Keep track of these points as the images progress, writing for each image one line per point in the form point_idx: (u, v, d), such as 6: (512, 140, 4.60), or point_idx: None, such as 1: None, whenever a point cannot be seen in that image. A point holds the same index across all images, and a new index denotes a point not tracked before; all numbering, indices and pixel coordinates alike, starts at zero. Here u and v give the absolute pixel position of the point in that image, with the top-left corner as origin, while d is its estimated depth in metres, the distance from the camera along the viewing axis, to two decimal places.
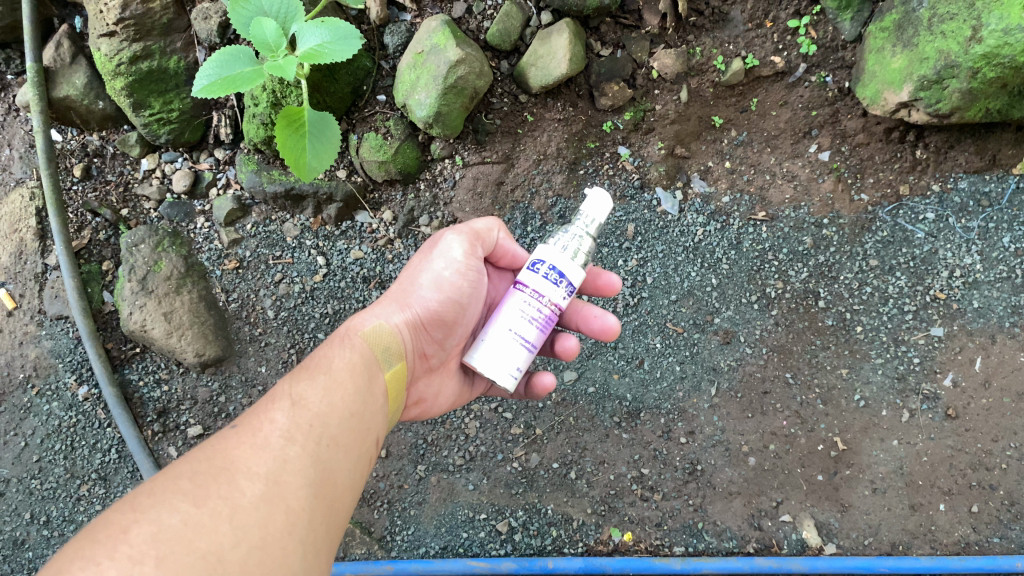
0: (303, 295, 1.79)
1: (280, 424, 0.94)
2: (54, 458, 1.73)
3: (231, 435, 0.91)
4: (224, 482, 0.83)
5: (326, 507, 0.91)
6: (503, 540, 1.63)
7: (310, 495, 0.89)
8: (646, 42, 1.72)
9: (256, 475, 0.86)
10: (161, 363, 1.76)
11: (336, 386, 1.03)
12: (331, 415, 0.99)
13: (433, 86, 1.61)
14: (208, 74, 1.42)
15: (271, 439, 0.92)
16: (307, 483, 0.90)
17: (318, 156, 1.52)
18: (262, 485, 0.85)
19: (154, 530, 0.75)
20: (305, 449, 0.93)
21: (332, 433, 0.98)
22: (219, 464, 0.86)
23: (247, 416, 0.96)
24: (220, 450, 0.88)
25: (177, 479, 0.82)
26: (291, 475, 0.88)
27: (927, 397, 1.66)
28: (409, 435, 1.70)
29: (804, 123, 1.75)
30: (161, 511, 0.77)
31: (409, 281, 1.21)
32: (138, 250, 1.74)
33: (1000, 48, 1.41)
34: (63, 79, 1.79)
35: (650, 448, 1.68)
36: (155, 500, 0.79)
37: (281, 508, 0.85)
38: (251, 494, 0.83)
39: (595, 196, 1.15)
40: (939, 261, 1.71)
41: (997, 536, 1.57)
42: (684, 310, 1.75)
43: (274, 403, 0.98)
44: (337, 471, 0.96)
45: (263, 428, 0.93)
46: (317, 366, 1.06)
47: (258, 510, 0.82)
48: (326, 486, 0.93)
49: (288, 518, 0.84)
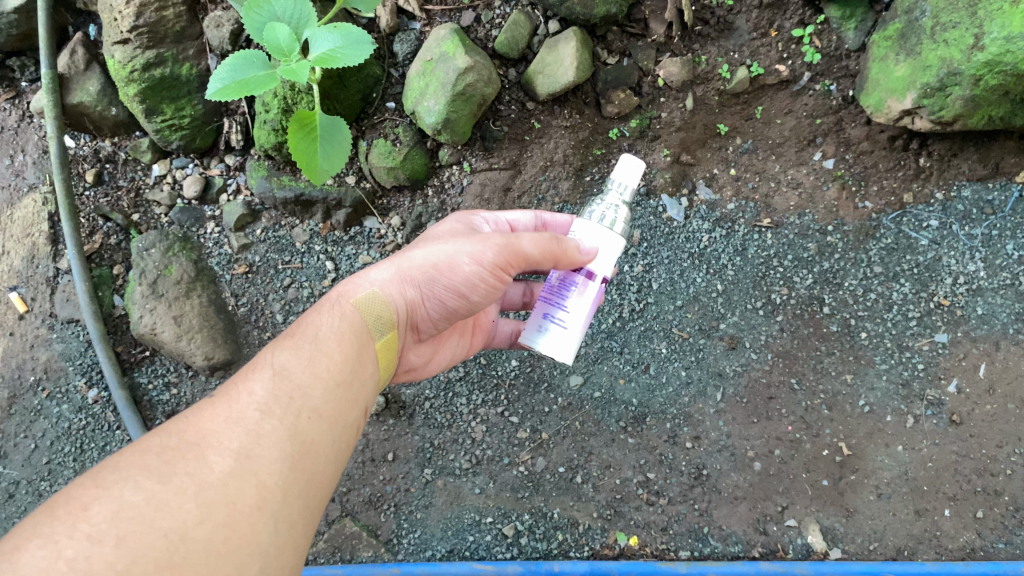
0: (312, 300, 1.80)
1: (259, 396, 0.94)
2: (63, 460, 1.74)
3: (207, 407, 0.92)
4: (193, 458, 0.84)
5: (303, 480, 0.91)
6: (509, 543, 1.64)
7: (284, 469, 0.89)
8: (653, 51, 1.74)
9: (226, 451, 0.86)
10: (170, 367, 1.78)
11: (320, 355, 1.02)
12: (314, 387, 0.99)
13: (442, 93, 1.63)
14: (221, 77, 1.45)
15: (246, 412, 0.91)
16: (282, 457, 0.89)
17: (330, 160, 1.55)
18: (231, 461, 0.85)
19: (114, 509, 0.76)
20: (281, 423, 0.92)
21: (314, 405, 0.97)
22: (189, 439, 0.86)
23: (226, 387, 0.96)
24: (194, 424, 0.89)
25: (144, 453, 0.84)
26: (263, 450, 0.88)
27: (931, 403, 1.66)
28: (416, 439, 1.73)
29: (809, 131, 1.77)
30: (124, 489, 0.78)
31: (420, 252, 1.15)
32: (150, 254, 1.76)
33: (1003, 55, 1.42)
34: (76, 85, 1.81)
35: (656, 453, 1.69)
36: (119, 476, 0.80)
37: (251, 483, 0.84)
38: (220, 471, 0.84)
39: (625, 162, 1.14)
40: (943, 267, 1.72)
41: (1003, 542, 1.56)
42: (689, 316, 1.76)
43: (257, 373, 0.98)
44: (317, 442, 0.95)
45: (241, 399, 0.93)
46: (303, 334, 1.05)
47: (226, 487, 0.83)
48: (304, 458, 0.93)
49: (258, 494, 0.84)
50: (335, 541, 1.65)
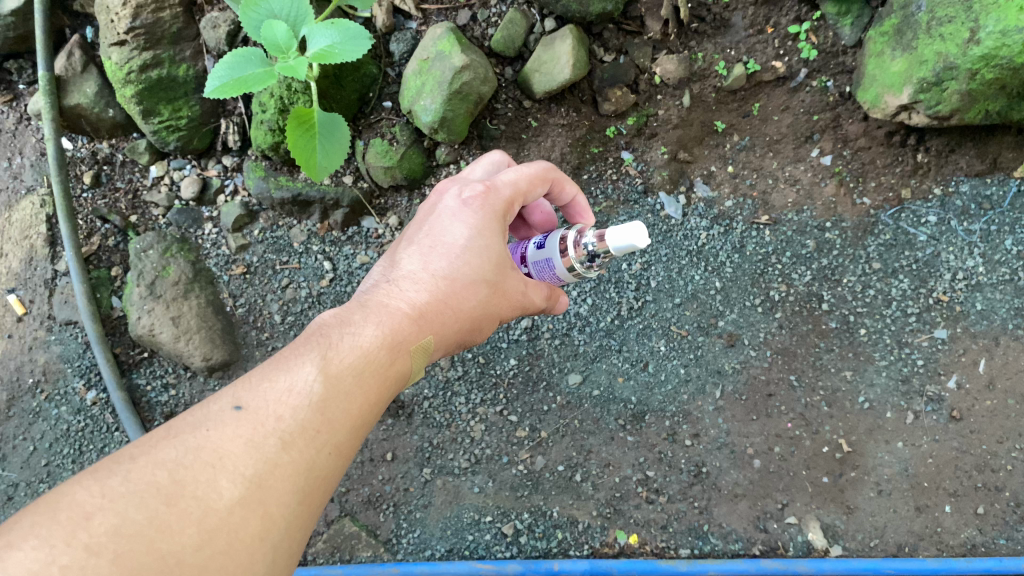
0: (310, 300, 1.81)
1: (287, 422, 0.85)
2: (63, 462, 1.74)
3: (230, 423, 0.83)
4: (205, 479, 0.76)
5: (308, 518, 0.83)
6: (509, 542, 1.63)
7: (295, 503, 0.81)
8: (649, 48, 1.74)
9: (239, 477, 0.78)
10: (168, 368, 1.77)
11: (354, 389, 0.93)
12: (342, 421, 0.90)
13: (438, 92, 1.63)
14: (220, 75, 1.45)
15: (269, 439, 0.83)
16: (296, 493, 0.81)
17: (329, 156, 1.55)
18: (242, 489, 0.77)
19: (114, 524, 0.69)
20: (302, 457, 0.83)
21: (336, 439, 0.88)
22: (205, 458, 0.78)
23: (254, 392, 0.87)
24: (214, 440, 0.80)
25: (157, 465, 0.76)
26: (277, 482, 0.80)
27: (931, 399, 1.66)
28: (415, 438, 1.73)
29: (806, 127, 1.77)
30: (128, 504, 0.71)
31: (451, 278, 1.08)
32: (147, 256, 1.76)
33: (999, 49, 1.42)
34: (74, 87, 1.81)
35: (656, 450, 1.69)
36: (126, 488, 0.72)
37: (257, 514, 0.77)
38: (228, 499, 0.76)
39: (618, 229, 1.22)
40: (941, 263, 1.72)
41: (1004, 538, 1.56)
42: (688, 314, 1.76)
43: (291, 389, 0.88)
44: (331, 479, 0.87)
45: (267, 422, 0.84)
46: (334, 348, 0.95)
47: (233, 516, 0.75)
48: (316, 493, 0.84)
49: (263, 527, 0.77)
50: (334, 541, 1.65)
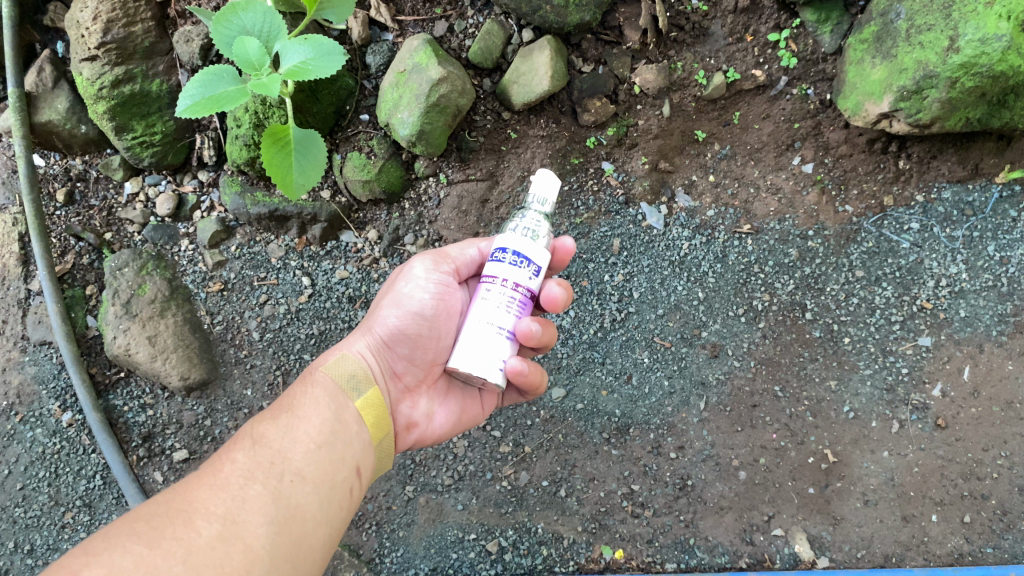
0: (289, 316, 1.78)
1: (243, 462, 0.95)
2: (38, 486, 1.71)
3: (192, 477, 0.93)
4: (181, 524, 0.84)
5: (289, 543, 0.91)
6: (493, 560, 1.61)
7: (270, 532, 0.90)
8: (628, 58, 1.73)
9: (213, 515, 0.87)
10: (146, 388, 1.74)
11: (301, 421, 1.04)
12: (294, 450, 1.00)
13: (415, 105, 1.61)
14: (192, 94, 1.43)
15: (231, 479, 0.93)
16: (268, 521, 0.90)
17: (305, 174, 1.52)
18: (218, 525, 0.86)
19: (104, 573, 0.76)
20: (266, 485, 0.93)
21: (298, 465, 0.98)
22: (177, 506, 0.87)
23: (211, 457, 0.98)
24: (180, 492, 0.89)
25: (134, 521, 0.84)
26: (249, 514, 0.89)
27: (917, 407, 1.65)
28: (397, 456, 1.69)
29: (787, 135, 1.76)
30: (114, 555, 0.78)
31: (376, 310, 1.23)
32: (122, 273, 1.73)
33: (978, 58, 1.42)
34: (45, 103, 1.78)
35: (640, 464, 1.67)
36: (108, 544, 0.80)
37: (238, 546, 0.85)
38: (206, 535, 0.84)
39: (542, 177, 1.14)
40: (924, 270, 1.71)
41: (991, 547, 1.56)
42: (671, 325, 1.75)
43: (239, 442, 1.00)
44: (306, 506, 0.96)
45: (225, 468, 0.94)
46: (283, 404, 1.08)
47: (214, 550, 0.83)
48: (292, 521, 0.93)
49: (245, 557, 0.85)
50: None
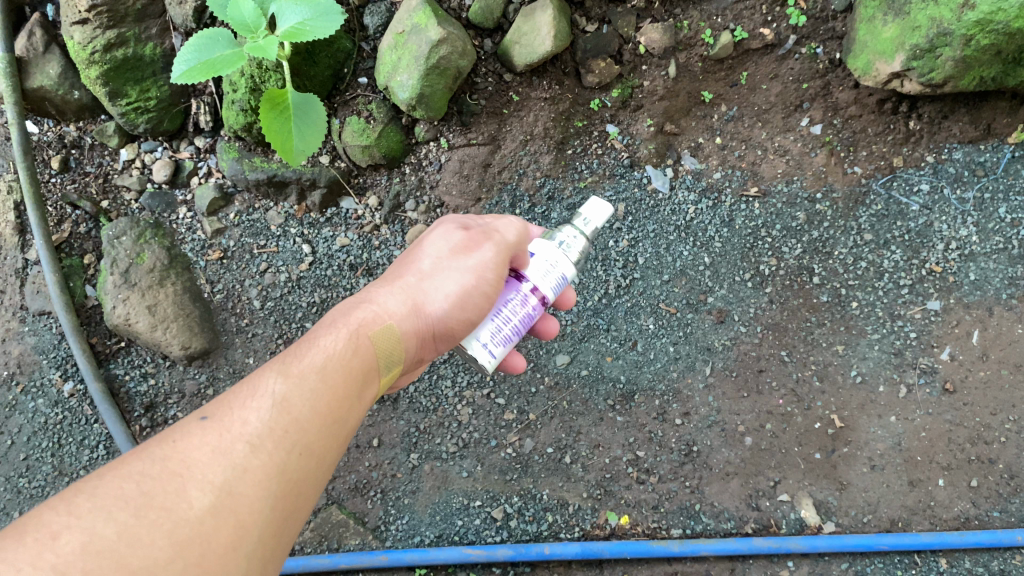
0: (290, 284, 1.75)
1: (253, 425, 0.83)
2: (41, 456, 1.69)
3: (196, 429, 0.81)
4: (173, 490, 0.74)
5: (283, 522, 0.82)
6: (499, 526, 1.59)
7: (267, 508, 0.79)
8: (633, 17, 1.70)
9: (208, 485, 0.76)
10: (147, 357, 1.73)
11: (325, 390, 0.91)
12: (312, 422, 0.88)
13: (414, 67, 1.57)
14: (187, 59, 1.40)
15: (237, 443, 0.81)
16: (267, 497, 0.80)
17: (305, 139, 1.50)
18: (213, 497, 0.75)
19: (84, 541, 0.67)
20: (273, 459, 0.82)
21: (310, 438, 0.87)
22: (173, 467, 0.76)
23: (219, 402, 0.85)
24: (179, 450, 0.78)
25: (125, 478, 0.74)
26: (249, 488, 0.78)
27: (924, 371, 1.63)
28: (401, 423, 1.69)
29: (796, 95, 1.72)
30: (96, 519, 0.69)
31: (429, 273, 1.07)
32: (120, 243, 1.70)
33: (994, 14, 1.38)
34: (36, 69, 1.74)
35: (645, 430, 1.65)
36: (94, 504, 0.70)
37: (229, 522, 0.75)
38: (198, 507, 0.74)
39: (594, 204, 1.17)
40: (934, 233, 1.69)
41: (997, 510, 1.53)
42: (677, 290, 1.73)
43: (254, 394, 0.87)
44: (305, 480, 0.86)
45: (233, 429, 0.82)
46: (306, 357, 0.93)
47: (205, 525, 0.73)
48: (288, 496, 0.83)
49: (236, 534, 0.75)
50: (321, 529, 1.60)
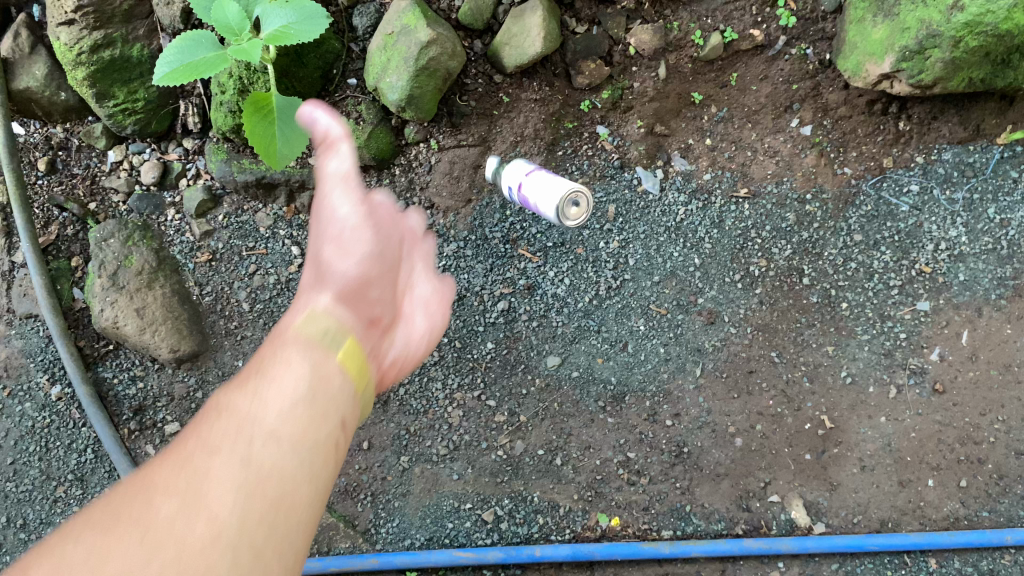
0: (279, 287, 1.75)
1: (204, 435, 0.78)
2: (28, 461, 1.68)
3: (150, 464, 0.77)
4: (134, 511, 0.69)
5: (273, 503, 0.74)
6: (489, 529, 1.59)
7: (245, 492, 0.72)
8: (622, 18, 1.70)
9: (168, 493, 0.70)
10: (135, 360, 1.71)
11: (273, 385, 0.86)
12: (271, 414, 0.82)
13: (403, 69, 1.57)
14: (169, 61, 1.39)
15: (191, 453, 0.76)
16: (239, 483, 0.73)
17: (289, 143, 1.49)
18: (177, 500, 0.70)
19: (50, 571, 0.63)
20: (232, 452, 0.76)
21: (275, 425, 0.80)
22: (131, 495, 0.71)
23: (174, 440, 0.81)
24: (136, 482, 0.73)
25: (88, 520, 0.69)
26: (211, 479, 0.72)
27: (914, 372, 1.63)
28: (391, 426, 1.67)
29: (786, 96, 1.72)
30: (64, 554, 0.65)
31: (318, 265, 1.12)
32: (108, 245, 1.70)
33: (983, 16, 1.39)
34: (22, 70, 1.74)
35: (636, 431, 1.65)
36: (65, 544, 0.67)
37: (199, 518, 0.69)
38: (164, 513, 0.69)
39: None
40: (924, 234, 1.69)
41: (986, 510, 1.54)
42: (667, 292, 1.72)
43: (201, 416, 0.82)
44: (289, 462, 0.78)
45: (184, 448, 0.77)
46: (250, 373, 0.90)
47: (175, 525, 0.67)
48: (269, 479, 0.75)
49: (213, 527, 0.69)
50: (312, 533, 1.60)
